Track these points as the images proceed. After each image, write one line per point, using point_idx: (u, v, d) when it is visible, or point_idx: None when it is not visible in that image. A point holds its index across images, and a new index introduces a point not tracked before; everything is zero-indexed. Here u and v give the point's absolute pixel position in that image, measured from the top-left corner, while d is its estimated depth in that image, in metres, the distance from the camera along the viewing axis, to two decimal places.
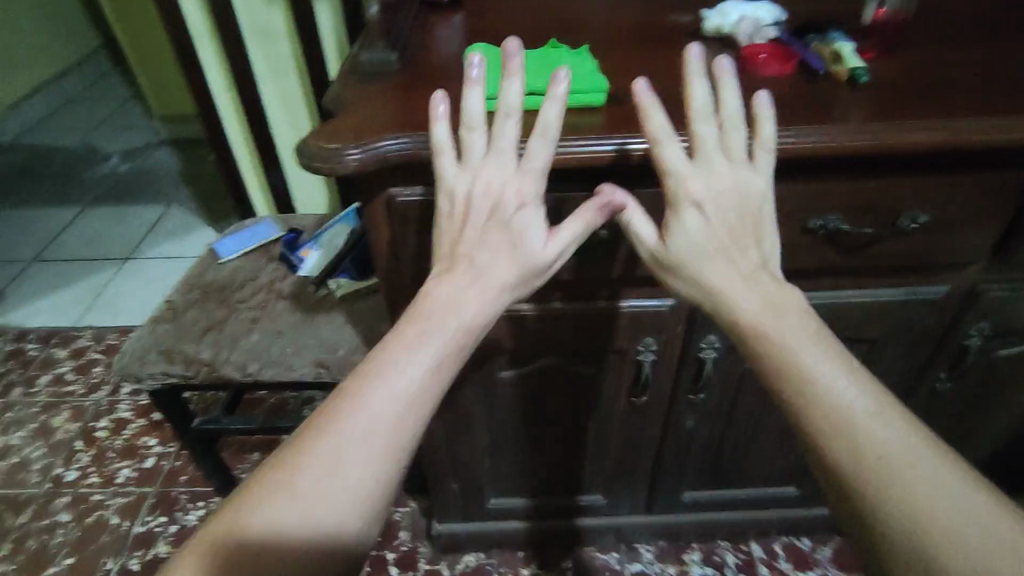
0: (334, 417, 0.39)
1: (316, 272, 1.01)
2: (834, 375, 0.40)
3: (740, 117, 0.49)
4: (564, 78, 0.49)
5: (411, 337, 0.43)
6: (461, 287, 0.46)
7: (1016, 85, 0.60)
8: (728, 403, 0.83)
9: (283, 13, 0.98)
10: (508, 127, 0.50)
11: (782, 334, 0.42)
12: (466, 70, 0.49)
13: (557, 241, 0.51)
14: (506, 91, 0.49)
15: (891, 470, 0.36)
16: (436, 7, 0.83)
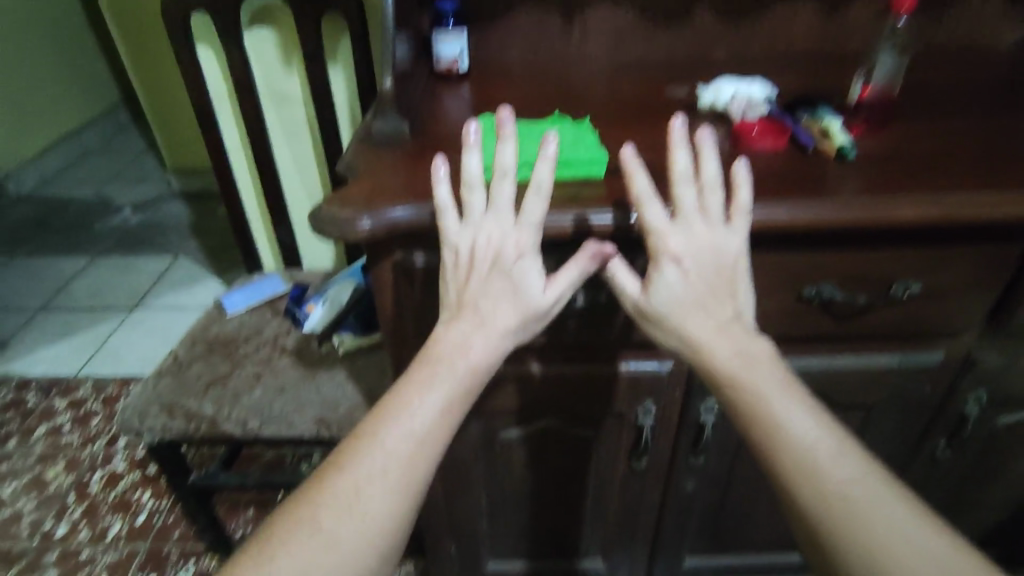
0: (348, 458, 0.45)
1: (320, 327, 1.01)
2: (797, 417, 0.45)
3: (719, 181, 0.52)
4: (555, 145, 0.52)
5: (417, 383, 0.48)
6: (467, 333, 0.50)
7: (999, 162, 0.63)
8: (729, 468, 0.83)
9: (301, 79, 1.04)
10: (505, 188, 0.53)
11: (756, 380, 0.46)
12: (465, 137, 0.52)
13: (557, 285, 0.53)
14: (501, 153, 0.52)
15: (849, 506, 0.41)
16: (445, 78, 0.88)
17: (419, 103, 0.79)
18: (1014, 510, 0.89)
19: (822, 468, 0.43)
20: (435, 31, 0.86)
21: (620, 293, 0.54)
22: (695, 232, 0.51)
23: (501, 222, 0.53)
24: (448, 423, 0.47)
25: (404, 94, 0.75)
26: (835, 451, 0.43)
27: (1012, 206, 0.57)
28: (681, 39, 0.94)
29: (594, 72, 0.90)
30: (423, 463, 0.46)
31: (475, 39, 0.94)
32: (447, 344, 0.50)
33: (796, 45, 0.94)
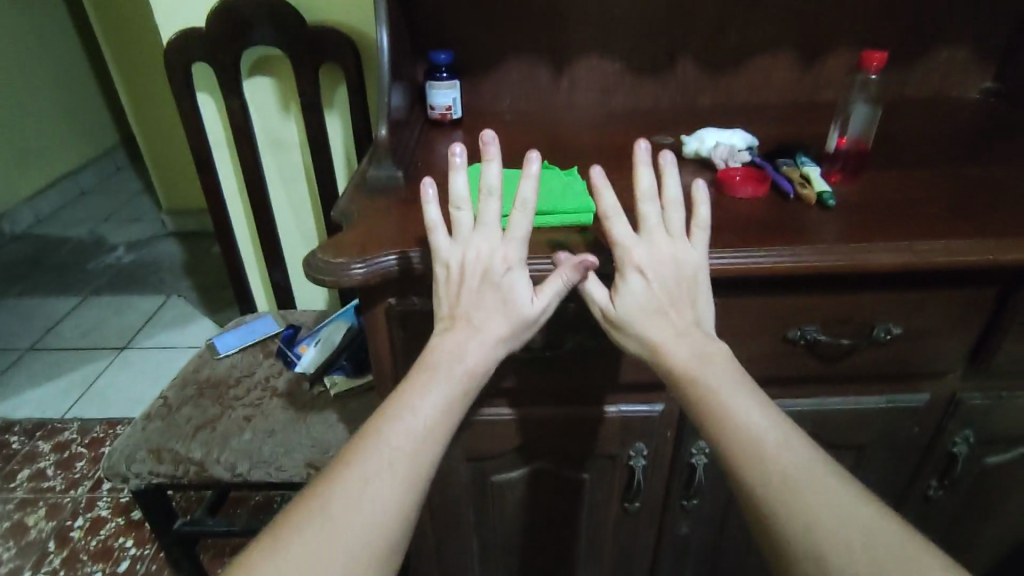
0: (353, 458, 0.46)
1: (311, 368, 1.02)
2: (759, 416, 0.47)
3: (679, 198, 0.57)
4: (538, 161, 0.54)
5: (415, 388, 0.50)
6: (461, 341, 0.52)
7: (970, 209, 0.66)
8: (722, 509, 0.82)
9: (297, 126, 1.07)
10: (490, 206, 0.55)
11: (719, 383, 0.49)
12: (450, 159, 0.54)
13: (543, 295, 0.55)
14: (486, 173, 0.53)
15: (799, 491, 0.43)
16: (439, 125, 0.91)
17: (413, 151, 0.82)
18: (1009, 552, 0.89)
19: (775, 457, 0.45)
20: (429, 82, 0.89)
21: (590, 301, 0.57)
22: (659, 245, 0.56)
23: (489, 239, 0.55)
24: (448, 426, 0.49)
25: (398, 142, 0.77)
26: (788, 443, 0.45)
27: (984, 252, 0.59)
28: (665, 89, 0.98)
29: (583, 120, 0.93)
30: (426, 459, 0.47)
31: (467, 89, 0.98)
32: (442, 352, 0.52)
33: (775, 95, 0.99)
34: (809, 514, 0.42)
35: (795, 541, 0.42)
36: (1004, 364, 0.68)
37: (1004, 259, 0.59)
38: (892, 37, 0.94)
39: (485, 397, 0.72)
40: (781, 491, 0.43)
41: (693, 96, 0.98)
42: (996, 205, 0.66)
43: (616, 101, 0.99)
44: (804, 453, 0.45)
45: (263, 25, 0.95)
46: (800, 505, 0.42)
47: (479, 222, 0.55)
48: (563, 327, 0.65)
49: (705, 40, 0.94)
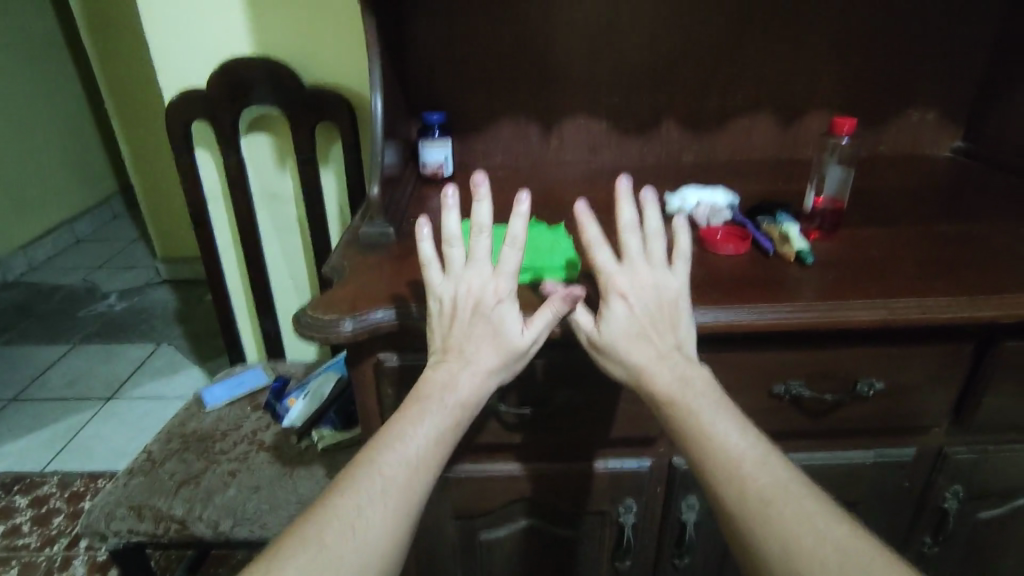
0: (347, 484, 0.47)
1: (299, 421, 1.01)
2: (732, 434, 0.48)
3: (660, 229, 0.58)
4: (530, 197, 0.55)
5: (408, 416, 0.52)
6: (453, 370, 0.54)
7: (945, 264, 0.68)
8: (715, 569, 0.81)
9: (292, 180, 1.09)
10: (483, 241, 0.56)
11: (697, 405, 0.50)
12: (443, 199, 0.55)
13: (533, 328, 0.56)
14: (477, 212, 0.54)
15: (772, 509, 0.44)
16: (431, 180, 0.94)
17: (405, 208, 0.84)
18: None
19: (750, 475, 0.46)
20: (422, 140, 0.93)
21: (576, 328, 0.58)
22: (640, 271, 0.57)
23: (481, 274, 0.56)
24: (437, 450, 0.51)
25: (390, 199, 0.80)
26: (763, 460, 0.47)
27: (959, 308, 0.61)
28: (650, 147, 1.02)
29: (570, 177, 0.96)
30: (419, 485, 0.48)
31: (459, 147, 1.01)
32: (435, 381, 0.54)
33: (756, 153, 1.02)
34: (781, 530, 0.43)
35: (769, 557, 0.43)
36: (988, 418, 0.69)
37: (979, 314, 0.61)
38: (864, 101, 0.99)
39: (473, 453, 0.71)
40: (754, 509, 0.45)
41: (677, 153, 1.02)
42: (969, 262, 0.69)
43: (602, 158, 1.02)
44: (780, 471, 0.46)
45: (262, 86, 0.98)
46: (772, 521, 0.44)
47: (470, 258, 0.56)
48: (553, 382, 0.65)
49: (686, 102, 0.99)
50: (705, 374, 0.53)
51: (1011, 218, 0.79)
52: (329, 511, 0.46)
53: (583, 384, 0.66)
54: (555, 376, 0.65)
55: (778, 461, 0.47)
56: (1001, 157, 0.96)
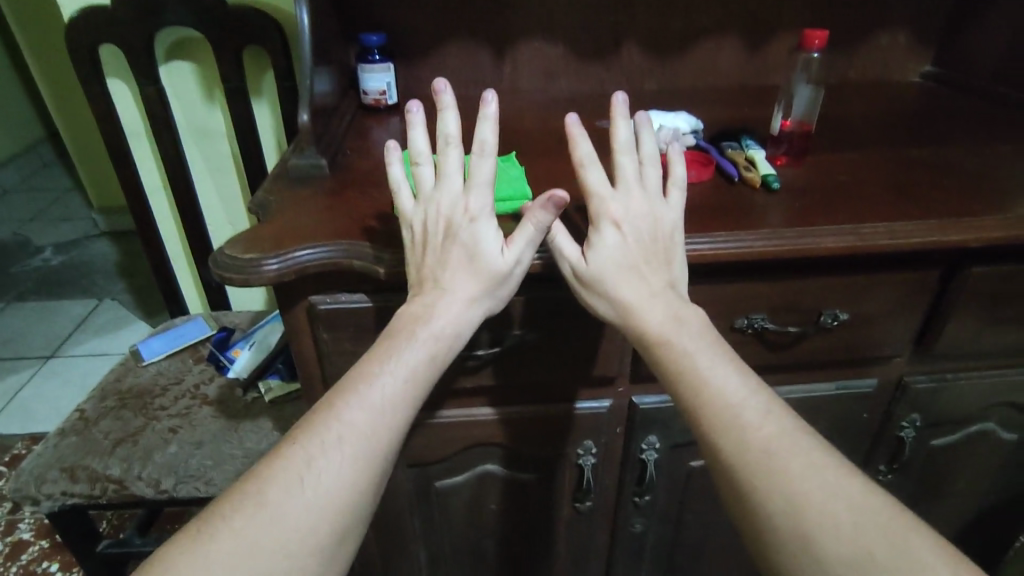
0: (304, 438, 0.42)
1: (244, 371, 0.96)
2: (731, 378, 0.45)
3: (656, 153, 0.54)
4: (497, 97, 0.50)
5: (376, 359, 0.46)
6: (427, 303, 0.49)
7: (916, 189, 0.65)
8: (675, 505, 0.80)
9: (222, 113, 0.99)
10: (450, 152, 0.50)
11: (692, 348, 0.46)
12: (408, 114, 0.51)
13: (514, 247, 0.51)
14: (443, 122, 0.50)
15: (777, 460, 0.40)
16: (373, 111, 0.87)
17: (342, 140, 0.77)
18: (956, 531, 0.90)
19: (754, 425, 0.42)
20: (361, 64, 0.85)
21: (559, 258, 0.53)
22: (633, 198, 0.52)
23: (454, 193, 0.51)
24: (409, 401, 0.45)
25: (324, 129, 0.72)
26: (766, 409, 0.43)
27: (929, 233, 0.58)
28: (610, 73, 0.95)
29: (525, 107, 0.90)
30: (385, 441, 0.43)
31: (404, 74, 0.92)
32: (408, 316, 0.49)
33: (720, 79, 0.97)
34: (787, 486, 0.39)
35: (773, 516, 0.39)
36: (949, 348, 0.68)
37: (947, 239, 0.58)
38: (834, 20, 0.93)
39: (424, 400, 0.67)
40: (755, 462, 0.41)
41: (638, 80, 0.96)
42: (938, 187, 0.65)
43: (559, 86, 0.95)
44: (784, 421, 0.42)
45: (175, 4, 0.87)
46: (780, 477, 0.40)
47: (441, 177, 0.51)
48: (507, 322, 0.60)
49: (648, 23, 0.91)
50: (700, 319, 0.49)
51: (980, 142, 0.76)
52: (283, 465, 0.41)
53: (538, 324, 0.61)
54: (509, 315, 0.60)
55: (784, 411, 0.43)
56: (969, 81, 0.93)
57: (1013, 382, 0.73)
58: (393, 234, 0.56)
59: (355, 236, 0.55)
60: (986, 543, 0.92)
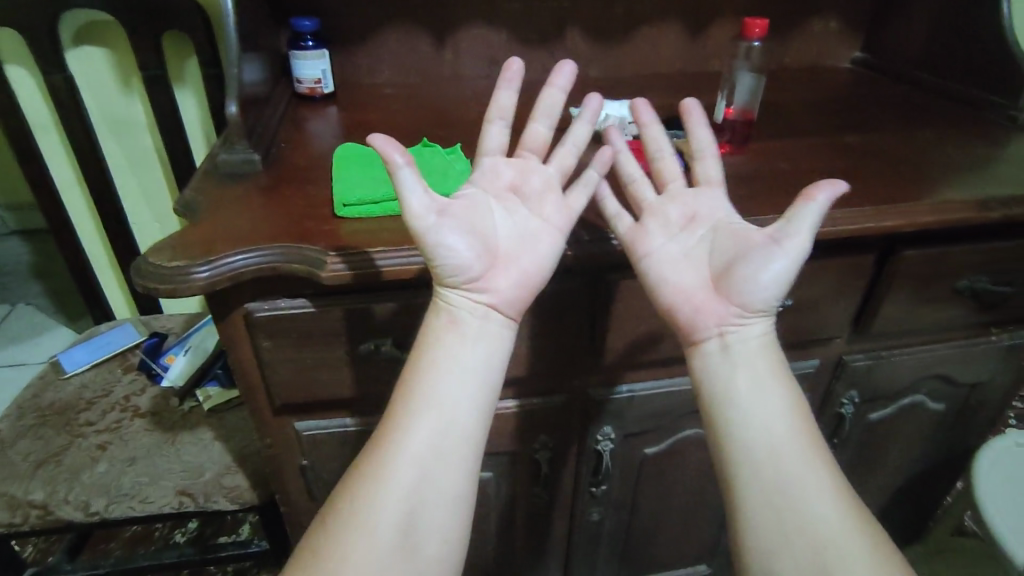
0: (362, 489, 0.48)
1: (179, 378, 0.90)
2: (773, 402, 0.51)
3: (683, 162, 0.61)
4: (571, 70, 0.56)
5: (448, 390, 0.50)
6: (477, 329, 0.52)
7: (852, 176, 0.67)
8: (631, 493, 0.81)
9: (141, 103, 0.92)
10: (540, 135, 0.56)
11: (744, 375, 0.52)
12: (558, 74, 0.56)
13: (450, 247, 0.50)
14: (548, 97, 0.56)
15: (777, 482, 0.49)
16: (308, 101, 0.82)
17: (276, 132, 0.72)
18: (891, 497, 0.95)
19: (758, 450, 0.50)
20: (293, 51, 0.80)
21: (663, 271, 0.55)
22: (815, 227, 0.51)
23: (494, 182, 0.55)
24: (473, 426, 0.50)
25: (255, 120, 0.67)
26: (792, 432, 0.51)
27: (867, 219, 0.60)
28: (553, 60, 0.93)
29: (467, 95, 0.88)
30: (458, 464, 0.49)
31: (340, 61, 0.88)
32: (455, 339, 0.51)
33: (662, 66, 0.97)
34: (788, 504, 0.48)
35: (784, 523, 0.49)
36: (883, 327, 0.71)
37: (882, 225, 0.60)
38: (770, 7, 0.95)
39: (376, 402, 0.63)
40: (763, 485, 0.49)
41: (581, 66, 0.94)
42: (872, 173, 0.68)
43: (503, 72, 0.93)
44: (778, 446, 0.50)
45: None
46: (781, 496, 0.49)
47: (478, 169, 0.55)
48: None
49: (589, 9, 0.90)
50: (764, 329, 0.54)
51: (907, 128, 0.79)
52: (352, 517, 0.48)
53: None
54: None
55: (793, 425, 0.51)
56: (895, 68, 0.96)
57: (942, 356, 0.76)
58: (334, 234, 0.53)
59: (292, 239, 0.51)
60: (918, 506, 0.98)
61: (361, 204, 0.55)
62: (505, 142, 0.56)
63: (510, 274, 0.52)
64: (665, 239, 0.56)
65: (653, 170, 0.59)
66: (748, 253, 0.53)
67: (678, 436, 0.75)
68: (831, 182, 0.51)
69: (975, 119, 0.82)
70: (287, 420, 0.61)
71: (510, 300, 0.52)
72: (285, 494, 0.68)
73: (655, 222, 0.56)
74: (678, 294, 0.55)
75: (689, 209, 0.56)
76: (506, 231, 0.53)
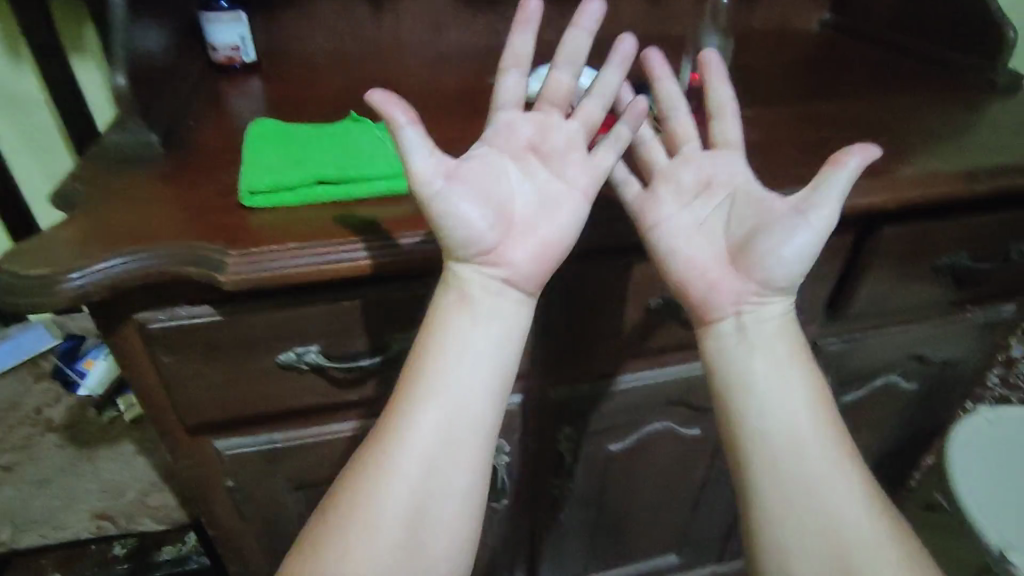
0: (348, 502, 0.43)
1: (98, 389, 0.82)
2: (797, 389, 0.47)
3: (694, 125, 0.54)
4: (602, 7, 0.49)
5: (440, 390, 0.44)
6: (477, 318, 0.46)
7: (828, 147, 0.61)
8: (597, 491, 0.76)
9: (34, 76, 0.81)
10: (563, 84, 0.50)
11: (765, 360, 0.48)
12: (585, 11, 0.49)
13: (464, 214, 0.44)
14: (573, 40, 0.49)
15: (800, 478, 0.45)
16: (226, 71, 0.73)
17: (183, 108, 0.63)
18: None
19: (780, 444, 0.46)
20: (204, 13, 0.70)
21: (676, 247, 0.49)
22: (845, 192, 0.46)
23: (509, 140, 0.48)
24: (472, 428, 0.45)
25: (154, 94, 0.58)
26: (817, 421, 0.46)
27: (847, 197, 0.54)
28: (504, 22, 0.85)
29: (408, 64, 0.79)
30: (456, 472, 0.44)
31: (263, 26, 0.78)
32: (451, 331, 0.46)
33: (623, 29, 0.89)
34: (811, 502, 0.45)
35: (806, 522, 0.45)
36: (860, 309, 0.66)
37: (862, 203, 0.55)
38: None
39: (306, 415, 0.56)
40: (783, 481, 0.45)
41: (535, 30, 0.86)
42: (850, 144, 0.62)
43: (449, 37, 0.84)
44: (802, 437, 0.46)
45: None
46: (804, 492, 0.45)
47: (492, 124, 0.48)
48: (389, 324, 0.50)
49: None
50: (784, 309, 0.50)
51: (881, 93, 0.74)
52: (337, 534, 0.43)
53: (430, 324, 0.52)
54: (389, 313, 0.50)
55: (817, 414, 0.47)
56: (867, 30, 0.91)
57: (918, 336, 0.73)
58: (240, 229, 0.45)
59: (185, 237, 0.43)
60: (888, 484, 0.95)
61: (271, 192, 0.47)
62: (523, 93, 0.49)
63: (529, 242, 0.47)
64: (676, 209, 0.50)
65: (665, 132, 0.53)
66: (770, 223, 0.48)
67: (643, 431, 0.70)
68: (860, 146, 0.46)
69: (951, 83, 0.77)
70: (205, 440, 0.54)
71: (529, 272, 0.47)
72: (210, 518, 0.61)
73: (667, 189, 0.50)
74: (693, 271, 0.49)
75: (704, 174, 0.50)
76: (524, 196, 0.47)
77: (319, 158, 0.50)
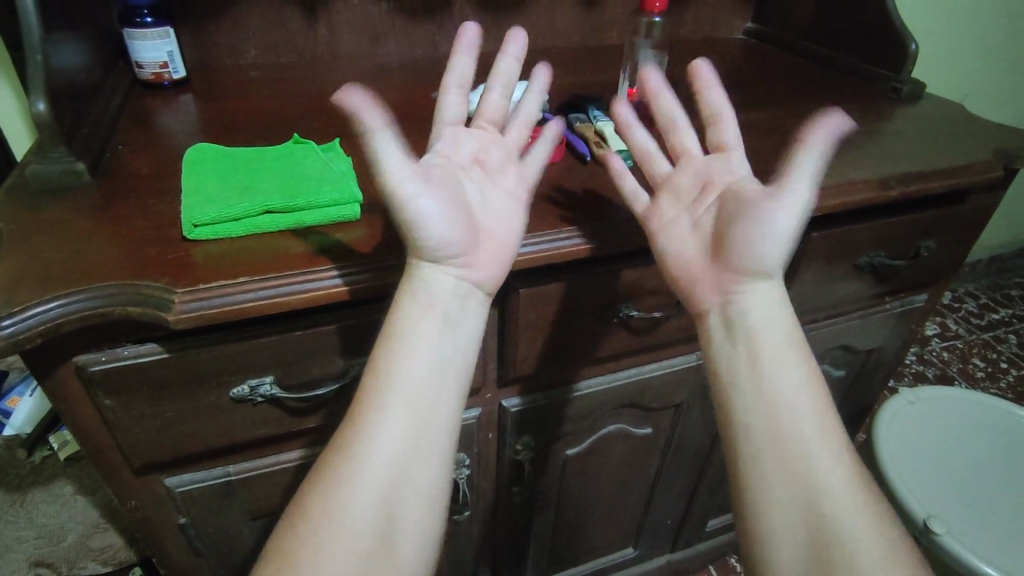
0: (313, 505, 0.39)
1: (24, 428, 0.90)
2: (792, 363, 0.46)
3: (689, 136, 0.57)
4: (524, 37, 0.52)
5: (420, 387, 0.42)
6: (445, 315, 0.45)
7: (761, 157, 0.65)
8: (555, 492, 0.77)
9: None
10: (496, 105, 0.51)
11: (757, 335, 0.47)
12: (513, 40, 0.51)
13: (437, 217, 0.44)
14: (501, 64, 0.51)
15: (794, 448, 0.43)
16: (154, 89, 0.70)
17: (109, 132, 0.60)
18: None
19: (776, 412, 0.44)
20: (127, 28, 0.67)
21: (673, 247, 0.51)
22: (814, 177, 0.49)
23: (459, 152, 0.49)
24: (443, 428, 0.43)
25: (77, 118, 0.55)
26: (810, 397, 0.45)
27: None
28: (442, 34, 0.85)
29: (347, 78, 0.78)
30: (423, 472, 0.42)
31: (192, 40, 0.75)
32: (421, 326, 0.44)
33: (561, 40, 0.91)
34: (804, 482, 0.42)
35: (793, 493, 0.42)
36: (793, 305, 0.71)
37: None
38: None
39: (260, 446, 0.54)
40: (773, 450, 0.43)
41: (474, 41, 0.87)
42: (780, 155, 0.66)
43: (387, 50, 0.83)
44: (796, 409, 0.44)
45: None
46: (794, 466, 0.43)
47: (437, 137, 0.49)
48: (343, 350, 0.50)
49: None
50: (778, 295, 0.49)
51: (805, 102, 0.79)
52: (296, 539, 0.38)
53: None
54: (344, 341, 0.49)
55: (812, 390, 0.45)
56: (788, 41, 0.96)
57: (844, 327, 0.78)
58: (184, 263, 0.44)
59: (128, 275, 0.42)
60: None
61: (218, 223, 0.46)
62: (462, 112, 0.50)
63: (492, 243, 0.47)
64: (675, 214, 0.52)
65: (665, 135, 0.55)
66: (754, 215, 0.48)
67: (598, 434, 0.73)
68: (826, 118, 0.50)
69: (864, 91, 0.84)
70: (152, 479, 0.52)
71: (491, 270, 0.47)
72: (161, 558, 0.58)
73: (669, 197, 0.52)
74: (682, 265, 0.51)
75: (701, 177, 0.52)
76: (480, 200, 0.48)
77: (263, 185, 0.49)
